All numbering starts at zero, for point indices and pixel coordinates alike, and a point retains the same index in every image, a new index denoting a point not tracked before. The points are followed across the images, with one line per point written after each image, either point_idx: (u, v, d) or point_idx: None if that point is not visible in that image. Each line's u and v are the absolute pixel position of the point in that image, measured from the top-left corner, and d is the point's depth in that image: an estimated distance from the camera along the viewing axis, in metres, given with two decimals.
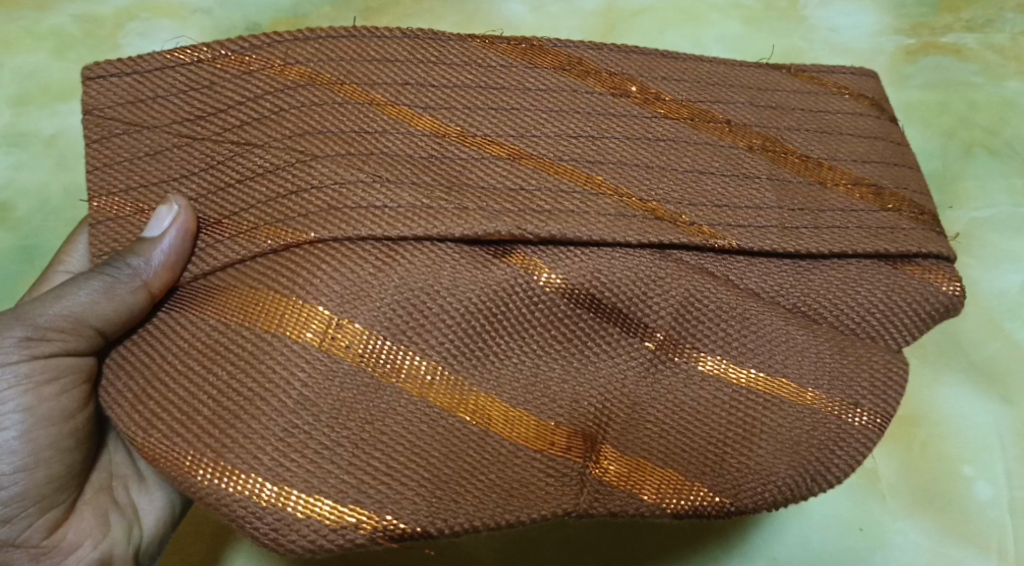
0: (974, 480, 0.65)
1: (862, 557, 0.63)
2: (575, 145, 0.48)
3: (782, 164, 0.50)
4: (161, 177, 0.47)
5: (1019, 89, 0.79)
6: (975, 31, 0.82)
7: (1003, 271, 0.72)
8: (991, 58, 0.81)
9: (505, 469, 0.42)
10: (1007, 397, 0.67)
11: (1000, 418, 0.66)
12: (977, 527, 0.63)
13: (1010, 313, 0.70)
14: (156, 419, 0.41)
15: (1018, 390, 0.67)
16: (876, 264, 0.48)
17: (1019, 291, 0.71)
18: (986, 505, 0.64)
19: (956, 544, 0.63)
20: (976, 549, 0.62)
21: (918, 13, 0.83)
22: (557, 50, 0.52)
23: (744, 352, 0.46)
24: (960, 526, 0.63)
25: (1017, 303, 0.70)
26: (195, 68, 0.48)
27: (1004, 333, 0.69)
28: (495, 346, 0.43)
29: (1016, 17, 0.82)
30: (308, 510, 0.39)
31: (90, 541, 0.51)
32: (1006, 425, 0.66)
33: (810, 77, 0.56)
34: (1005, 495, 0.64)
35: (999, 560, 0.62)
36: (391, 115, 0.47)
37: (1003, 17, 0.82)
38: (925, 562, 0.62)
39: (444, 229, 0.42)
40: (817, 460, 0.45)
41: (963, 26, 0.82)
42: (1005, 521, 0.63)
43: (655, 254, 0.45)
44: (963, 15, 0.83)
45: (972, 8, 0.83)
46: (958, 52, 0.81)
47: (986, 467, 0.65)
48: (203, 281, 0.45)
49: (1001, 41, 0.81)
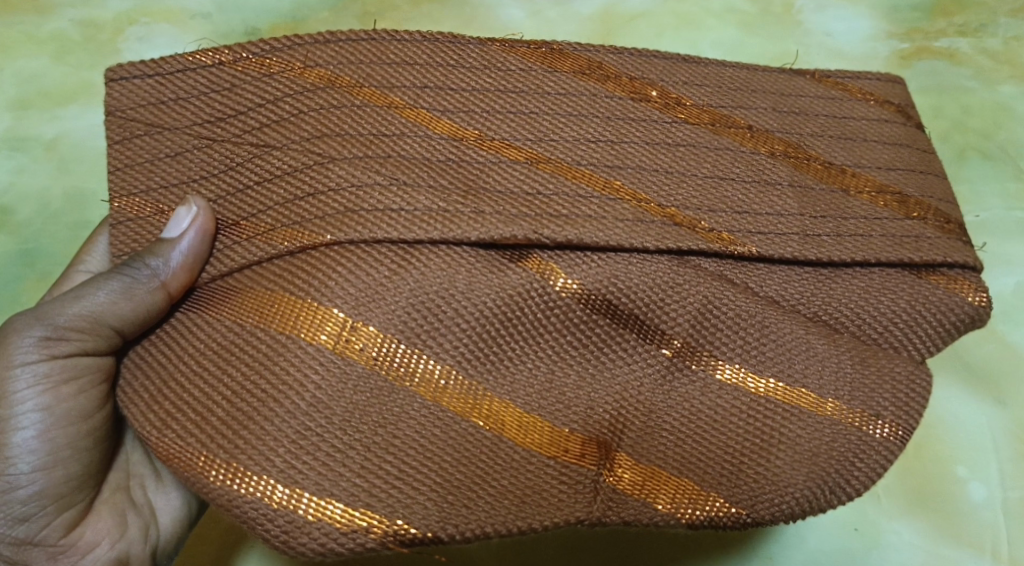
0: (968, 481, 0.64)
1: (859, 558, 0.62)
2: (593, 150, 0.47)
3: (805, 170, 0.49)
4: (181, 178, 0.47)
5: (1013, 93, 0.78)
6: (968, 35, 0.80)
7: (994, 275, 0.70)
8: (983, 62, 0.79)
9: (517, 475, 0.42)
10: (1000, 397, 0.66)
11: (994, 419, 0.66)
12: (971, 527, 0.62)
13: (1002, 316, 0.69)
14: (170, 419, 0.41)
15: (1012, 391, 0.66)
16: (900, 273, 0.47)
17: (1013, 292, 0.70)
18: (980, 506, 0.63)
19: (950, 545, 0.62)
20: (970, 549, 0.61)
21: (911, 19, 0.81)
22: (578, 54, 0.51)
23: (763, 361, 0.45)
24: (954, 527, 0.62)
25: (1011, 305, 0.69)
26: (216, 70, 0.49)
27: (999, 335, 0.68)
28: (510, 351, 0.43)
29: (1009, 22, 0.81)
30: (319, 512, 0.39)
31: (108, 540, 0.52)
32: (999, 426, 0.65)
33: (834, 83, 0.55)
34: (999, 496, 0.63)
35: (992, 560, 0.61)
36: (409, 118, 0.47)
37: (996, 22, 0.81)
38: (919, 562, 0.61)
39: (460, 233, 0.42)
40: (836, 473, 0.45)
41: (956, 30, 0.81)
42: (999, 523, 0.62)
43: (674, 260, 0.45)
44: (955, 20, 0.81)
45: (964, 12, 0.81)
46: (951, 56, 0.80)
47: (979, 467, 0.64)
48: (220, 282, 0.45)
49: (993, 45, 0.80)
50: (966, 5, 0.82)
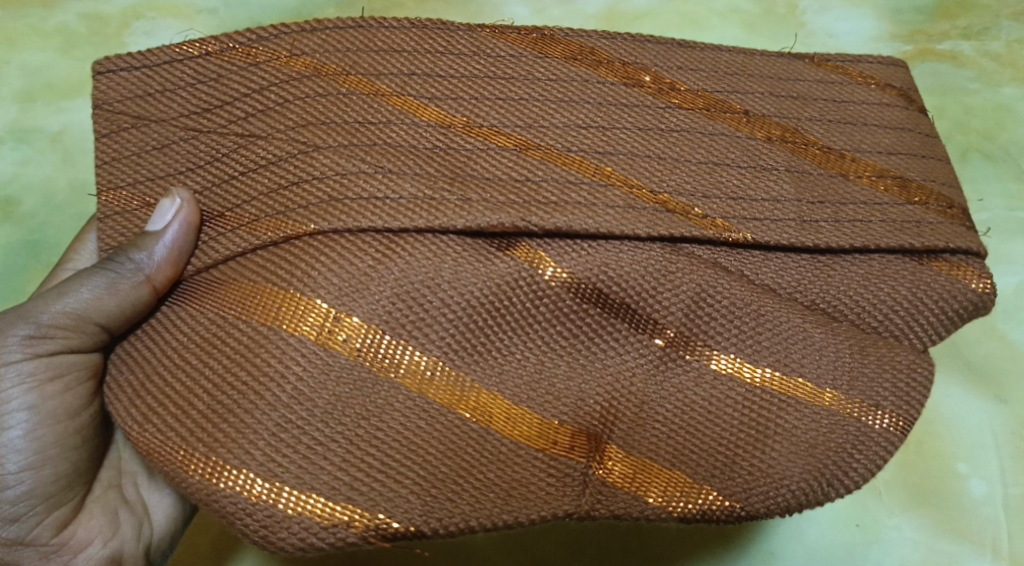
0: (968, 478, 0.62)
1: (857, 554, 0.61)
2: (585, 136, 0.46)
3: (802, 155, 0.48)
4: (167, 171, 0.46)
5: (1015, 95, 0.76)
6: (971, 38, 0.79)
7: (995, 273, 0.69)
8: (986, 65, 0.78)
9: (504, 468, 0.41)
10: (1001, 395, 0.65)
11: (994, 416, 0.64)
12: (970, 524, 0.61)
13: (1002, 315, 0.67)
14: (151, 413, 0.41)
15: (1013, 388, 0.65)
16: (901, 259, 0.46)
17: (1013, 292, 0.68)
18: (981, 503, 0.61)
19: (950, 540, 0.60)
20: (970, 545, 0.60)
21: (914, 20, 0.80)
22: (569, 40, 0.50)
23: (759, 351, 0.44)
24: (954, 523, 0.61)
25: (1013, 304, 0.68)
26: (203, 61, 0.48)
27: (999, 333, 0.66)
28: (498, 341, 0.42)
29: (1011, 25, 0.79)
30: (299, 506, 0.38)
31: (100, 538, 0.51)
32: (999, 423, 0.64)
33: (835, 67, 0.53)
34: (999, 493, 0.62)
35: (993, 557, 0.60)
36: (396, 106, 0.46)
37: (998, 24, 0.79)
38: (921, 559, 0.60)
39: (446, 221, 0.41)
40: (833, 465, 0.43)
41: (959, 33, 0.79)
42: (1000, 519, 0.61)
43: (667, 247, 0.44)
44: (959, 22, 0.79)
45: (968, 15, 0.80)
46: (954, 59, 0.78)
47: (980, 464, 0.63)
48: (205, 274, 0.44)
49: (996, 48, 0.78)
50: (971, 7, 0.80)
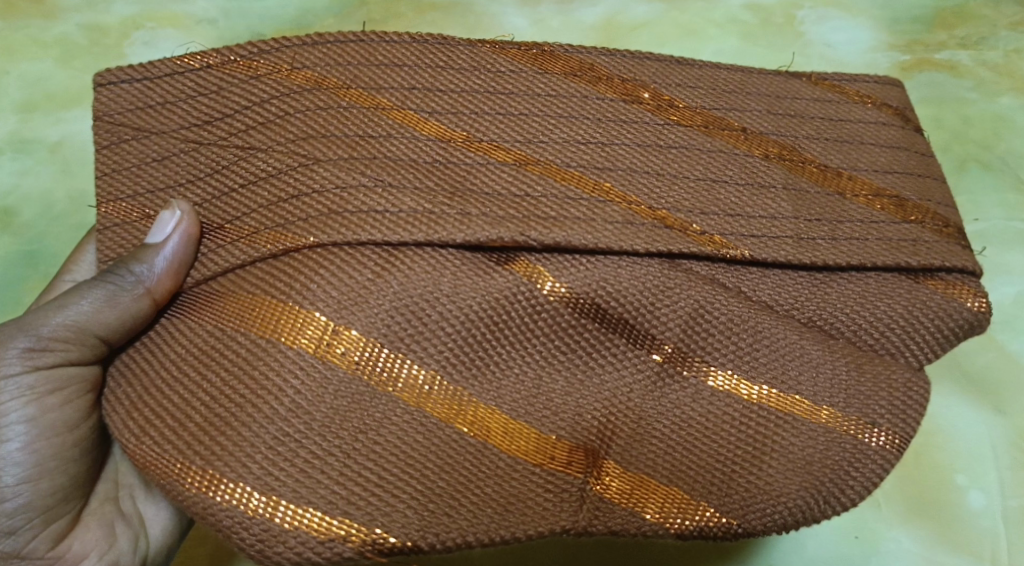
0: (967, 489, 0.62)
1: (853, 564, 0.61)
2: (583, 152, 0.46)
3: (800, 173, 0.48)
4: (167, 183, 0.46)
5: (1013, 105, 0.77)
6: (968, 48, 0.80)
7: (993, 284, 0.69)
8: (983, 74, 0.79)
9: (501, 483, 0.41)
10: (1000, 407, 0.65)
11: (993, 428, 0.64)
12: (969, 535, 0.61)
13: (1000, 326, 0.68)
14: (147, 425, 0.40)
15: (1012, 400, 0.65)
16: (897, 277, 0.46)
17: (1012, 303, 0.69)
18: (979, 515, 0.61)
19: (949, 553, 0.60)
20: (969, 557, 0.60)
21: (911, 31, 0.81)
22: (569, 56, 0.51)
23: (757, 367, 0.44)
24: (952, 534, 0.61)
25: (1011, 316, 0.68)
26: (204, 74, 0.48)
27: (998, 345, 0.67)
28: (496, 356, 0.42)
29: (1009, 36, 0.80)
30: (296, 521, 0.38)
31: (95, 552, 0.51)
32: (998, 435, 0.64)
33: (831, 85, 0.54)
34: (998, 505, 0.62)
35: None
36: (396, 119, 0.46)
37: (996, 35, 0.80)
38: None
39: (445, 235, 0.41)
40: (830, 482, 0.43)
41: (957, 43, 0.80)
42: (999, 531, 0.61)
43: (665, 263, 0.44)
44: (956, 33, 0.81)
45: (966, 25, 0.81)
46: (951, 69, 0.79)
47: (979, 475, 0.63)
48: (204, 286, 0.44)
49: (993, 58, 0.79)
50: (967, 18, 0.81)
